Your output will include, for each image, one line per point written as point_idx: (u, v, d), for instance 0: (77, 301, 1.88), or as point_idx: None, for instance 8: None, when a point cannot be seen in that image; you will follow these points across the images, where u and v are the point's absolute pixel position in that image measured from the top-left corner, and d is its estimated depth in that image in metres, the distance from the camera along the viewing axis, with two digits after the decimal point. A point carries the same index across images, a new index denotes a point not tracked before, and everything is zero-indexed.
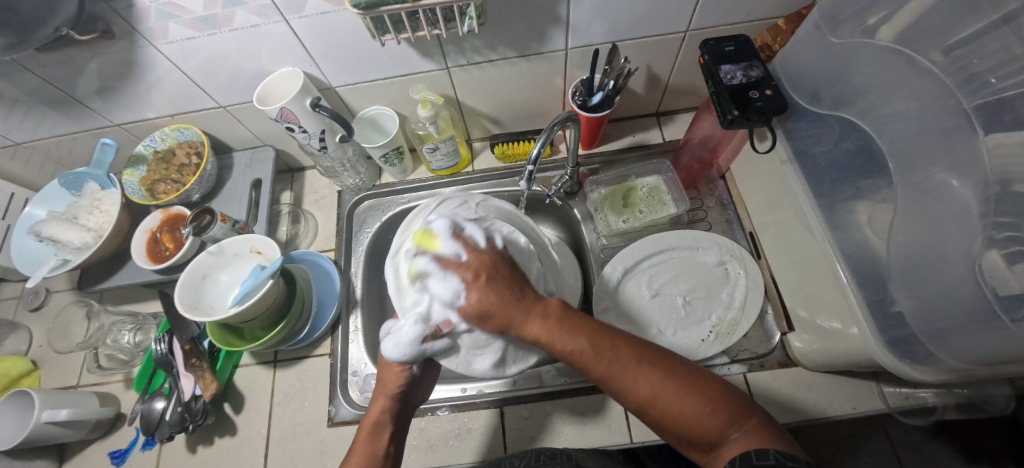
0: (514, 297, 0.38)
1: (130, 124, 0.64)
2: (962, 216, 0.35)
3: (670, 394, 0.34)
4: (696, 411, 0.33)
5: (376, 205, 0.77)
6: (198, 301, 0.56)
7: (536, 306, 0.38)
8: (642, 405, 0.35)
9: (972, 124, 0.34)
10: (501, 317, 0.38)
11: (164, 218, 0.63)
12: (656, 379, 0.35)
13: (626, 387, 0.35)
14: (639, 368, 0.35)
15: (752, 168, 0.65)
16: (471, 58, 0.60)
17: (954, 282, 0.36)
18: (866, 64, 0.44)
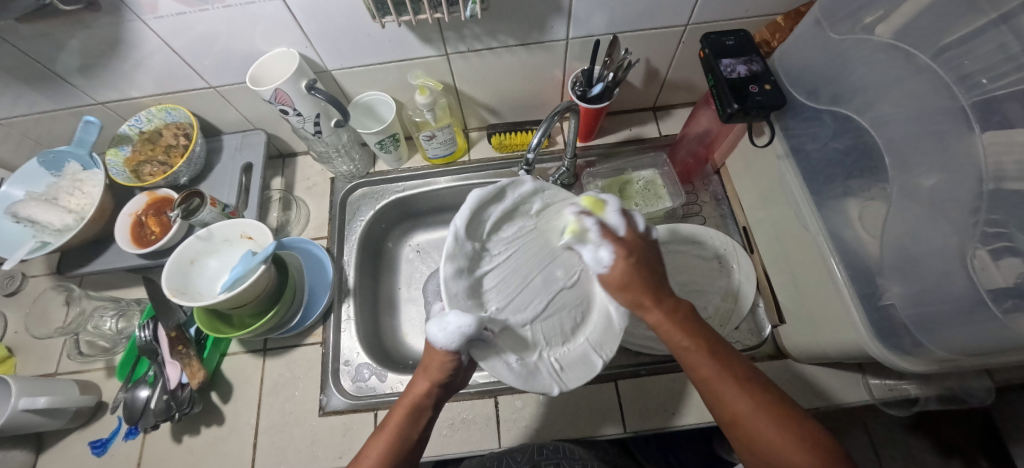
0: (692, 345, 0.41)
1: (115, 103, 0.62)
2: (956, 208, 0.36)
3: (758, 418, 0.37)
4: (779, 438, 0.36)
5: (370, 193, 0.76)
6: (186, 287, 0.54)
7: (668, 310, 0.43)
8: (731, 422, 0.39)
9: (968, 120, 0.35)
10: (703, 369, 0.40)
11: (150, 200, 0.61)
12: (729, 373, 0.39)
13: (722, 399, 0.39)
14: (739, 390, 0.38)
15: (747, 164, 0.65)
16: (471, 45, 0.59)
17: (944, 274, 0.37)
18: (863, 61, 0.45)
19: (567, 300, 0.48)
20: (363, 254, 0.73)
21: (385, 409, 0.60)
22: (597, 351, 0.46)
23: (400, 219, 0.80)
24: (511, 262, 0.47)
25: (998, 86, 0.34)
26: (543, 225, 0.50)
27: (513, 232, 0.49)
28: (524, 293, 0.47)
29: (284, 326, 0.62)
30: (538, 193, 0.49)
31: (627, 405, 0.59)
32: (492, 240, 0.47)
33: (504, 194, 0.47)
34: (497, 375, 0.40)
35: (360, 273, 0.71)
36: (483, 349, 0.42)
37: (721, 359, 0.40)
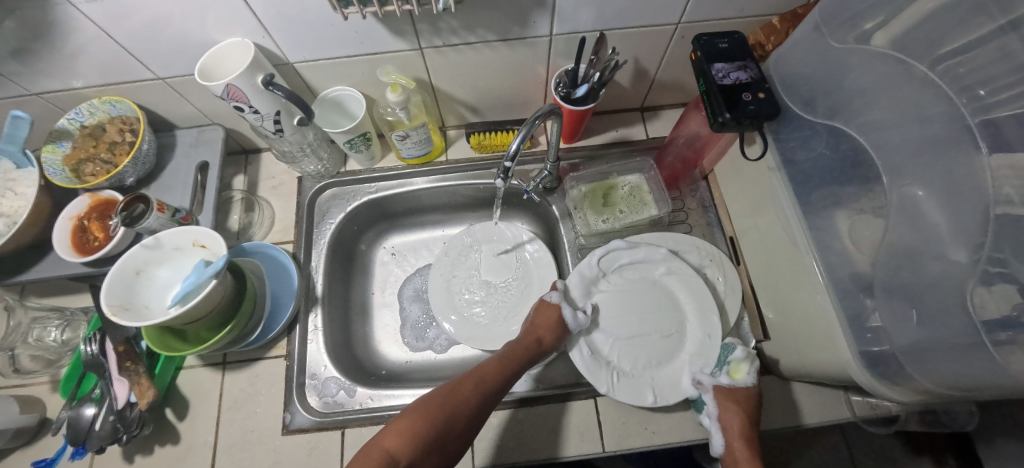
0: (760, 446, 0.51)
1: (52, 94, 0.56)
2: (958, 237, 0.34)
3: None
4: None
5: (340, 193, 0.71)
6: (130, 301, 0.49)
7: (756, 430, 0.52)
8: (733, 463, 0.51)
9: (976, 143, 0.32)
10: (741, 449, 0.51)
11: (93, 203, 0.56)
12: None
13: None
14: None
15: (737, 173, 0.62)
16: (447, 39, 0.55)
17: (943, 306, 0.35)
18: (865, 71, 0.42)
19: (653, 344, 0.59)
20: (332, 259, 0.69)
21: (353, 427, 0.56)
22: (658, 393, 0.56)
23: (373, 221, 0.76)
24: (631, 306, 0.62)
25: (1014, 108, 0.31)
26: (668, 284, 0.63)
27: (630, 278, 0.64)
28: (622, 325, 0.61)
29: (244, 340, 0.58)
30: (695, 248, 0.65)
31: (606, 423, 0.56)
32: (631, 277, 0.64)
33: (638, 246, 0.63)
34: (573, 356, 0.57)
35: (328, 280, 0.67)
36: (573, 340, 0.59)
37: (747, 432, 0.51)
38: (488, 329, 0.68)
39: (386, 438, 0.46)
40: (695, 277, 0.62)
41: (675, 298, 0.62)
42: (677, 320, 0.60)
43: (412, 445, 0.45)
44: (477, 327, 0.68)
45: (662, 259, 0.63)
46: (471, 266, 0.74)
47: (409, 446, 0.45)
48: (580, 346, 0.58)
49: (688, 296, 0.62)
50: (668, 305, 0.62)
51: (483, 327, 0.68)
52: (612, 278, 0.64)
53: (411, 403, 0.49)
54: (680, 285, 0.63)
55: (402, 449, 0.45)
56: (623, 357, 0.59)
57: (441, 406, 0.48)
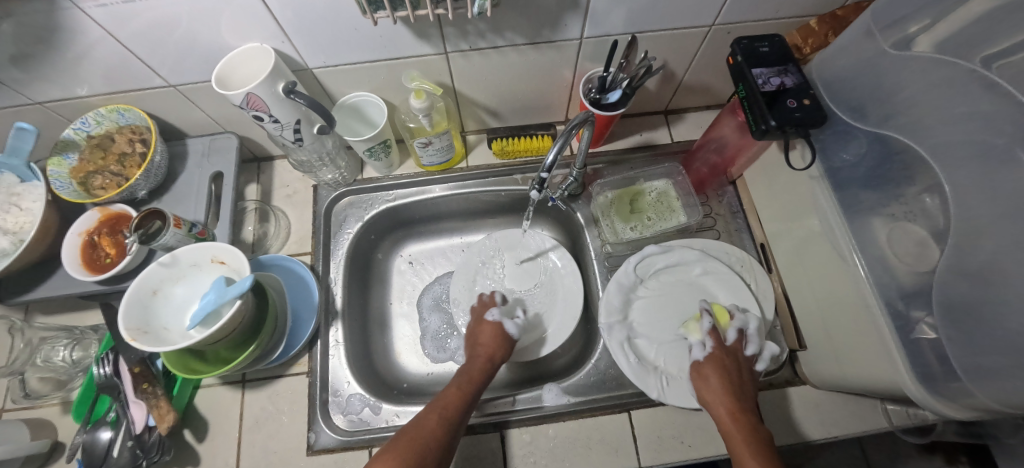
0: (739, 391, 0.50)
1: (56, 103, 0.53)
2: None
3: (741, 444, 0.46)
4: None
5: (357, 201, 0.69)
6: (148, 323, 0.47)
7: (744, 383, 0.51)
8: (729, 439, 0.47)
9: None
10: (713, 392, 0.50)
11: (102, 217, 0.53)
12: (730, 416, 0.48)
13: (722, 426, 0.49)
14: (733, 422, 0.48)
15: (770, 179, 0.61)
16: (474, 42, 0.52)
17: (1012, 322, 0.34)
18: (921, 77, 0.41)
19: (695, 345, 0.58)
20: (351, 270, 0.67)
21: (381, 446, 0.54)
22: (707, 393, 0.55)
23: (391, 229, 0.74)
24: (669, 311, 0.61)
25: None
26: (704, 287, 0.62)
27: (665, 282, 0.63)
28: (660, 330, 0.60)
29: (267, 357, 0.56)
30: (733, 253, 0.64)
31: (642, 437, 0.55)
32: (665, 281, 0.63)
33: (672, 250, 0.63)
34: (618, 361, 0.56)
35: (348, 292, 0.65)
36: (613, 342, 0.58)
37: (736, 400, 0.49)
38: (511, 340, 0.66)
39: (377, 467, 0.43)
40: (732, 276, 0.61)
41: (715, 300, 0.61)
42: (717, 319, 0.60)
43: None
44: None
45: (696, 261, 0.62)
46: (493, 276, 0.71)
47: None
48: (624, 350, 0.57)
49: (729, 295, 0.61)
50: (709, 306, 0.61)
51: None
52: (649, 284, 0.63)
53: (401, 429, 0.48)
54: (719, 288, 0.61)
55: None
56: (670, 359, 0.58)
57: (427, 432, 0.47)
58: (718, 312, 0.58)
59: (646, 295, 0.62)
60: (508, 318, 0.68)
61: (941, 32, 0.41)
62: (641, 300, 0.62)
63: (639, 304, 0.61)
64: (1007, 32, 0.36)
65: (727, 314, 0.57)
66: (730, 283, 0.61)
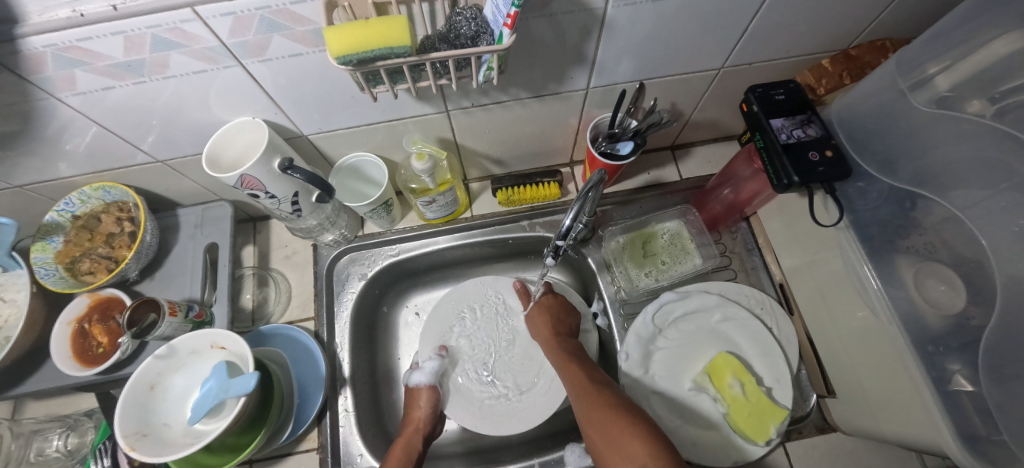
0: (573, 361, 0.54)
1: (37, 185, 0.50)
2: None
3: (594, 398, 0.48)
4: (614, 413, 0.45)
5: (359, 258, 0.66)
6: (147, 422, 0.44)
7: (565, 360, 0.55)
8: (589, 419, 0.47)
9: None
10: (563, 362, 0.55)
11: (92, 302, 0.51)
12: (576, 379, 0.52)
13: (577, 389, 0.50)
14: (583, 382, 0.51)
15: (788, 219, 0.59)
16: (476, 100, 0.50)
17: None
18: (959, 128, 0.40)
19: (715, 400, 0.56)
20: (357, 332, 0.64)
21: None
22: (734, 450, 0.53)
23: (395, 282, 0.71)
24: (692, 364, 0.58)
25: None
26: (726, 334, 0.59)
27: (686, 330, 0.60)
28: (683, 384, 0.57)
29: (277, 438, 0.54)
30: (751, 296, 0.62)
31: None
32: (684, 329, 0.60)
33: (689, 295, 0.61)
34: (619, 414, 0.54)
35: (355, 357, 0.62)
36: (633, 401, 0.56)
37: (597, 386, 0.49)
38: (508, 404, 0.59)
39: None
40: (753, 322, 0.59)
41: (737, 348, 0.59)
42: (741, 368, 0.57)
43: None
44: (491, 401, 0.59)
45: (715, 307, 0.60)
46: (486, 329, 0.64)
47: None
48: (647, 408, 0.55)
49: (751, 343, 0.58)
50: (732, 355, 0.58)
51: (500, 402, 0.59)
52: (668, 334, 0.60)
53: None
54: (740, 336, 0.59)
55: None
56: (695, 416, 0.55)
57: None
58: (720, 364, 0.55)
59: (666, 346, 0.59)
60: (503, 379, 0.61)
61: (967, 76, 0.39)
62: (660, 352, 0.59)
63: (659, 356, 0.59)
64: None
65: (727, 367, 0.55)
66: (750, 330, 0.59)
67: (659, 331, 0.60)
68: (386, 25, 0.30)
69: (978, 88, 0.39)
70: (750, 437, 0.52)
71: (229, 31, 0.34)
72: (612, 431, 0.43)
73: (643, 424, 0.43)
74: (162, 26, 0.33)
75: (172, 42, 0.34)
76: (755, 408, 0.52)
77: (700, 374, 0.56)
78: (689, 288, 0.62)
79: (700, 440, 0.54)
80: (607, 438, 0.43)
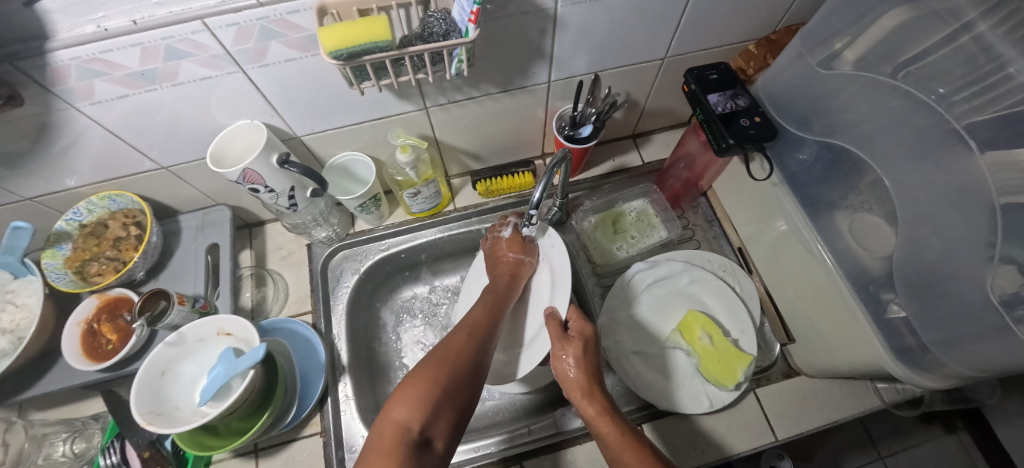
0: (609, 407, 0.48)
1: (46, 197, 0.54)
2: (969, 231, 0.37)
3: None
4: None
5: (352, 255, 0.70)
6: (159, 404, 0.47)
7: (594, 398, 0.49)
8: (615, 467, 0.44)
9: (965, 142, 0.37)
10: (593, 409, 0.48)
11: (101, 303, 0.53)
12: (613, 434, 0.45)
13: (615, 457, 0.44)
14: (622, 437, 0.44)
15: (737, 188, 0.66)
16: (452, 96, 0.56)
17: (967, 292, 0.38)
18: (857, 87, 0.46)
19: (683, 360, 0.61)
20: (353, 323, 0.68)
21: None
22: (710, 397, 0.58)
23: (387, 277, 0.74)
24: (667, 326, 0.63)
25: (1001, 110, 0.35)
26: (692, 296, 0.65)
27: (656, 294, 0.65)
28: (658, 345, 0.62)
29: (281, 422, 0.55)
30: (713, 260, 0.68)
31: None
32: (652, 294, 0.65)
33: (656, 264, 0.66)
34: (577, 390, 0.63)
35: (353, 346, 0.66)
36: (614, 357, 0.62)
37: (643, 452, 0.43)
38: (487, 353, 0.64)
39: (392, 411, 0.40)
40: (717, 282, 0.65)
41: (706, 307, 0.64)
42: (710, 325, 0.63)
43: (424, 411, 0.39)
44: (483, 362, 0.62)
45: (682, 272, 0.66)
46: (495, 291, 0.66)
47: (432, 418, 0.40)
48: (628, 365, 0.61)
49: (717, 301, 0.64)
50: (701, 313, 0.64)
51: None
52: (642, 300, 0.65)
53: (406, 374, 0.43)
54: (704, 297, 0.65)
55: (432, 426, 0.39)
56: (672, 369, 0.60)
57: (455, 357, 0.45)
58: (689, 322, 0.61)
59: (639, 311, 0.64)
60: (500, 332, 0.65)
61: (867, 49, 0.45)
62: (636, 319, 0.64)
63: (634, 318, 0.64)
64: (916, 44, 0.42)
65: (697, 323, 0.60)
66: (712, 291, 0.65)
67: (634, 299, 0.65)
68: (370, 23, 0.37)
69: (879, 55, 0.45)
70: (720, 381, 0.56)
71: (233, 39, 0.40)
72: None
73: None
74: (175, 37, 0.38)
75: (183, 52, 0.40)
76: (723, 356, 0.57)
77: (672, 332, 0.62)
78: (652, 257, 0.68)
79: (677, 390, 0.59)
80: None
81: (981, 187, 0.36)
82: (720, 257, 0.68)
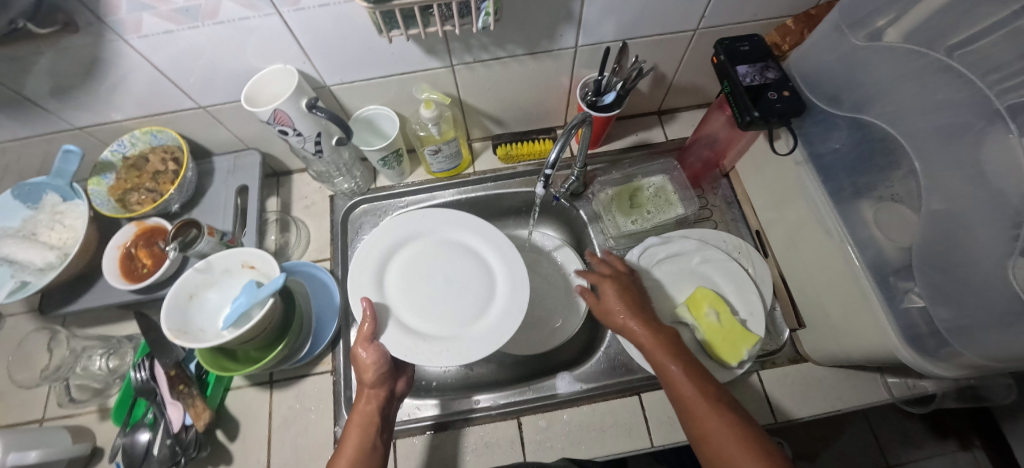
0: (664, 343, 0.50)
1: (95, 127, 0.57)
2: (999, 216, 0.36)
3: (690, 390, 0.45)
4: (710, 414, 0.43)
5: (372, 209, 0.72)
6: (186, 324, 0.51)
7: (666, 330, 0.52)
8: (701, 438, 0.43)
9: (1005, 123, 0.35)
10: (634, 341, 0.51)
11: (139, 231, 0.57)
12: (665, 358, 0.48)
13: (669, 380, 0.47)
14: (671, 365, 0.48)
15: (759, 169, 0.65)
16: (478, 55, 0.57)
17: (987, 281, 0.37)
18: (895, 65, 0.45)
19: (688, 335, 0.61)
20: None
21: (404, 439, 0.58)
22: (709, 372, 0.58)
23: None
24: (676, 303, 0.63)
25: None
26: (700, 275, 0.65)
27: (665, 270, 0.65)
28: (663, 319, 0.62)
29: (294, 357, 0.59)
30: (728, 243, 0.67)
31: (653, 418, 0.58)
32: (659, 269, 0.65)
33: (668, 240, 0.66)
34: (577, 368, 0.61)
35: None
36: None
37: (695, 377, 0.46)
38: (447, 344, 0.52)
39: None
40: (730, 263, 0.64)
41: (715, 286, 0.64)
42: None
43: None
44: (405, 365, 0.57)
45: (694, 250, 0.66)
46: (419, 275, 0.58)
47: None
48: None
49: (728, 281, 0.63)
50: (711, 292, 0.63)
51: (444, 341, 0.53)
52: (652, 274, 0.65)
53: None
54: (712, 276, 0.65)
55: None
56: None
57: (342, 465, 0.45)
58: (698, 299, 0.60)
59: (647, 284, 0.65)
60: (442, 320, 0.55)
61: (913, 24, 0.43)
62: (644, 292, 0.64)
63: (642, 291, 0.64)
64: None
65: (706, 299, 0.59)
66: (723, 273, 0.64)
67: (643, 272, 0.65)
68: None
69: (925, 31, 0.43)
70: (724, 359, 0.56)
71: None
72: (713, 433, 0.42)
73: (751, 434, 0.41)
74: None
75: None
76: (727, 333, 0.57)
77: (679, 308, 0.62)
78: (663, 236, 0.67)
79: None
80: (709, 445, 0.42)
81: (1015, 170, 0.34)
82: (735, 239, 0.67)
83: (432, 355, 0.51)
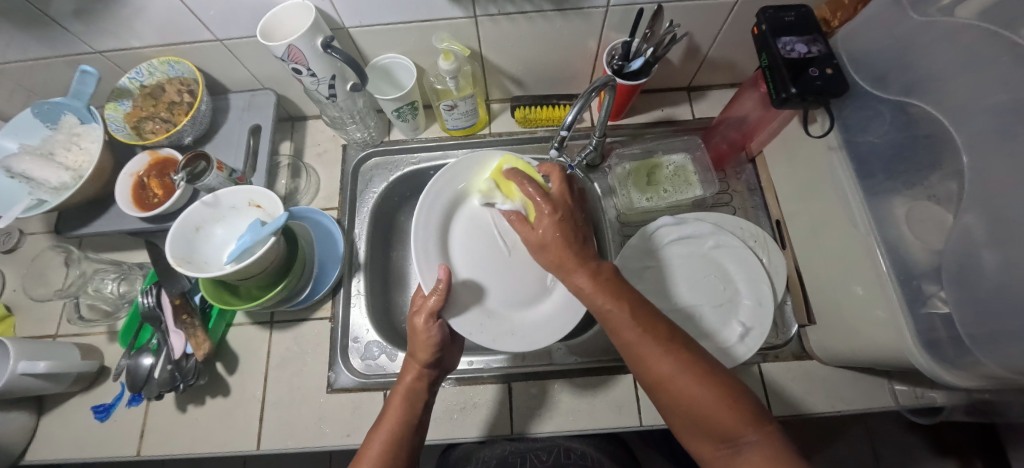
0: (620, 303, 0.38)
1: (113, 52, 0.57)
2: None
3: (646, 349, 0.36)
4: (668, 373, 0.35)
5: (384, 163, 0.72)
6: (191, 255, 0.51)
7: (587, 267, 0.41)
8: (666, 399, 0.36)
9: None
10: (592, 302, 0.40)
11: (152, 161, 0.58)
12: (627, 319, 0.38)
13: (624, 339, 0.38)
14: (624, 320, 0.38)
15: (788, 155, 0.61)
16: (502, 7, 0.54)
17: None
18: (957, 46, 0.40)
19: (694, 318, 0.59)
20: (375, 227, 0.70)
21: None
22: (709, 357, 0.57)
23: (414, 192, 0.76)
24: (682, 284, 0.62)
25: None
26: (711, 258, 0.63)
27: (676, 249, 0.63)
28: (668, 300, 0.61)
29: (294, 299, 0.60)
30: (746, 230, 0.64)
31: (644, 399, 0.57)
32: (673, 247, 0.63)
33: (684, 221, 0.64)
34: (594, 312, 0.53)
35: (372, 249, 0.68)
36: None
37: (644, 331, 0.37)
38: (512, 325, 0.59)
39: None
40: (745, 251, 0.62)
41: (726, 272, 0.62)
42: (727, 289, 0.60)
43: None
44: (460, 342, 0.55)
45: (709, 234, 0.63)
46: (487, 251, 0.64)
47: None
48: None
49: (740, 269, 0.61)
50: (720, 278, 0.61)
51: (505, 324, 0.59)
52: (661, 254, 0.63)
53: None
54: (726, 261, 0.62)
55: None
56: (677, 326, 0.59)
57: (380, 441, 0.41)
58: None
59: (656, 263, 0.63)
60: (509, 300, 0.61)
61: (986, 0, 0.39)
62: (652, 271, 0.62)
63: (650, 267, 0.63)
64: None
65: None
66: (738, 258, 0.62)
67: (654, 251, 0.63)
68: None
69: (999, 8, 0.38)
70: None
71: None
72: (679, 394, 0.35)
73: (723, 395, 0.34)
74: None
75: None
76: None
77: None
78: (677, 215, 0.64)
79: None
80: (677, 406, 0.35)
81: None
82: (754, 227, 0.64)
83: (499, 336, 0.57)
